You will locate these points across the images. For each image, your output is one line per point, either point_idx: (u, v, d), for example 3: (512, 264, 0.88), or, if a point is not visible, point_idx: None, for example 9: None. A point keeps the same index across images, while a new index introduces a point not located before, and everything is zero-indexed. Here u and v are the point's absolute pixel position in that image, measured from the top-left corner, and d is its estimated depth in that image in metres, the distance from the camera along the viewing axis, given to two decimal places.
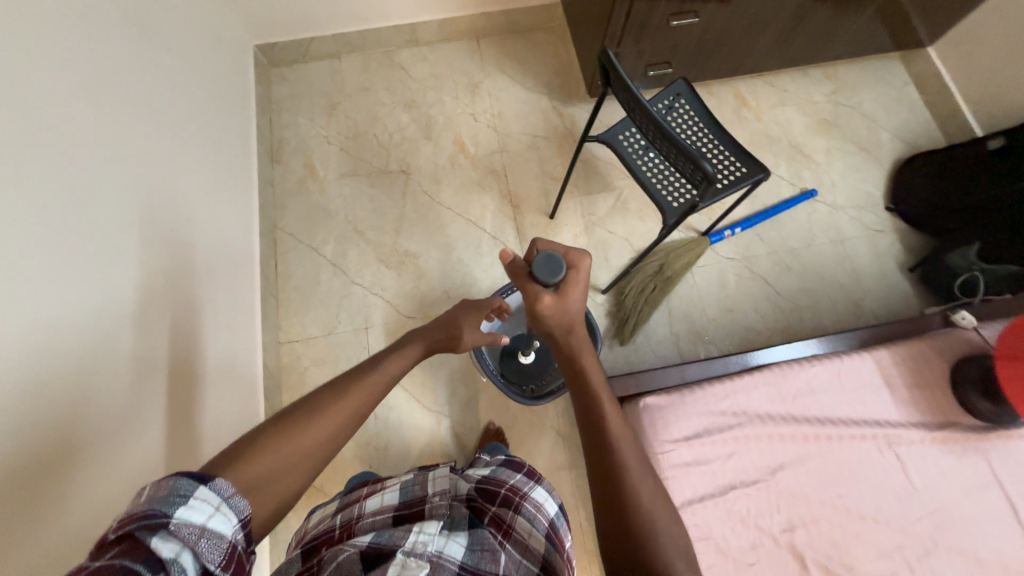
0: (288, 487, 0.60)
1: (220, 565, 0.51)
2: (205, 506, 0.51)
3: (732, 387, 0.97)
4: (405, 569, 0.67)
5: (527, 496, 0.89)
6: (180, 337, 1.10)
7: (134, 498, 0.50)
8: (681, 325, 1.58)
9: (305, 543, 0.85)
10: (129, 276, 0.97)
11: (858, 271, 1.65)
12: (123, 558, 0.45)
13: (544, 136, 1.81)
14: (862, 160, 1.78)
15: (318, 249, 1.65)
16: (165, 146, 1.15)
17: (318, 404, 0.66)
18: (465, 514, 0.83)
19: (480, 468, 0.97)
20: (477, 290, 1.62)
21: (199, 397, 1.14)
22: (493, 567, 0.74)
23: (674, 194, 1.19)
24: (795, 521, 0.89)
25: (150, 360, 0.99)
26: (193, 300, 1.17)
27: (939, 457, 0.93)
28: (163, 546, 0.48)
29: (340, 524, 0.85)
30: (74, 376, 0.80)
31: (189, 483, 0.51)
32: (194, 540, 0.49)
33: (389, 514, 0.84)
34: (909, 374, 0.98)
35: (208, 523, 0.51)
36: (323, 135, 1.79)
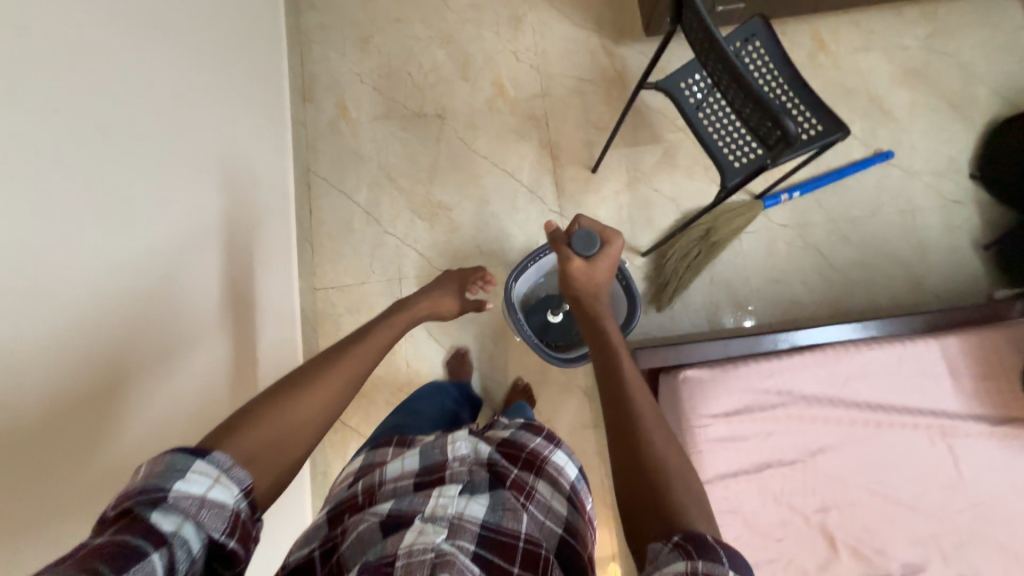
0: (295, 451, 0.63)
1: (225, 532, 0.53)
2: (203, 478, 0.53)
3: (779, 366, 0.92)
4: (423, 534, 0.71)
5: (548, 460, 0.90)
6: (221, 281, 1.11)
7: (128, 476, 0.51)
8: (722, 293, 1.51)
9: (329, 503, 0.89)
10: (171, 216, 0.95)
11: (925, 245, 1.52)
12: (123, 533, 0.47)
13: (590, 79, 1.66)
14: (951, 119, 1.57)
15: (350, 196, 1.62)
16: (195, 73, 1.08)
17: (313, 374, 0.70)
18: (485, 477, 0.85)
19: (500, 430, 0.98)
20: (510, 246, 1.57)
21: (242, 337, 1.17)
22: (515, 526, 0.76)
23: (737, 153, 1.09)
24: (830, 502, 0.88)
25: (192, 294, 0.99)
26: (231, 243, 1.17)
27: (995, 452, 0.88)
28: (164, 520, 0.49)
29: (361, 487, 0.88)
30: (133, 314, 0.81)
31: (184, 458, 0.53)
32: (194, 512, 0.51)
33: (410, 477, 0.86)
34: (977, 364, 0.91)
35: (207, 493, 0.52)
36: (356, 72, 1.69)
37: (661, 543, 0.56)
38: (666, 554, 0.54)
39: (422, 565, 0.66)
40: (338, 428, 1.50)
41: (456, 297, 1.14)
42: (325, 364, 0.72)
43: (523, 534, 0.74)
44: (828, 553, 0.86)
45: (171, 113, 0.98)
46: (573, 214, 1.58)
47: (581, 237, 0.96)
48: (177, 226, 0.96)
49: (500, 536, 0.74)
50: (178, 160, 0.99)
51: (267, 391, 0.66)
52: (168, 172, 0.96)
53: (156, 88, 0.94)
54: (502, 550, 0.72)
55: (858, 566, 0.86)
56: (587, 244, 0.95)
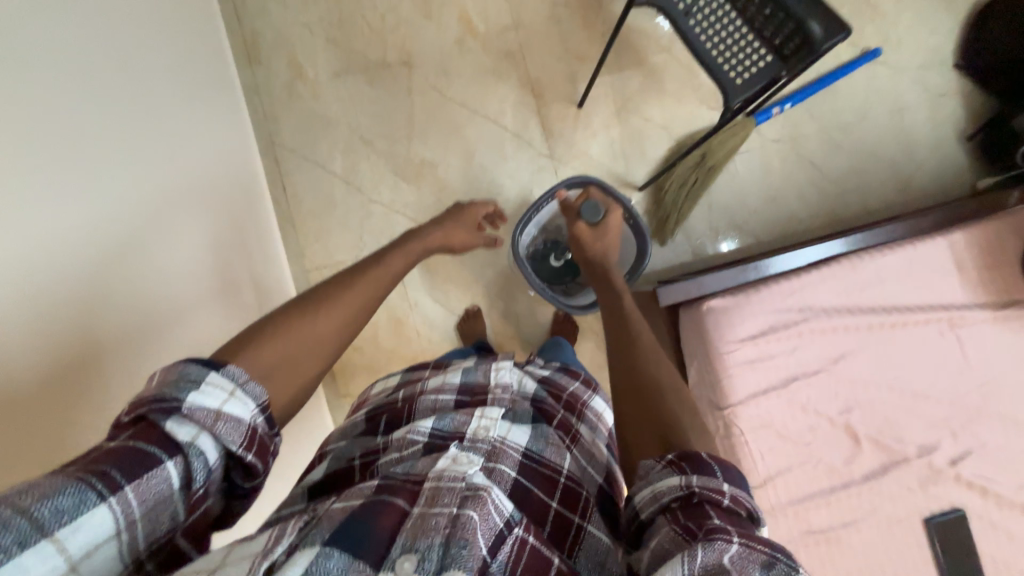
0: (307, 370, 0.66)
1: (242, 447, 0.53)
2: (218, 392, 0.53)
3: (800, 282, 0.94)
4: (457, 463, 0.66)
5: (587, 405, 0.95)
6: (193, 271, 1.03)
7: (145, 382, 0.52)
8: (721, 218, 1.51)
9: (371, 411, 0.90)
10: (122, 209, 0.85)
11: (914, 144, 1.52)
12: (136, 439, 0.49)
13: (565, 3, 1.52)
14: (937, 7, 1.52)
15: (325, 165, 1.50)
16: (129, 33, 0.96)
17: (321, 299, 0.71)
18: (528, 408, 0.85)
19: (538, 367, 1.01)
20: (504, 197, 1.51)
21: (227, 327, 1.11)
22: (558, 461, 0.77)
23: (739, 67, 1.03)
24: (852, 403, 0.93)
25: (162, 267, 0.93)
26: (199, 230, 1.07)
27: (999, 335, 0.94)
28: (179, 430, 0.50)
29: (404, 398, 0.89)
30: (95, 290, 0.76)
31: (198, 369, 0.53)
32: (209, 424, 0.51)
33: (452, 397, 0.87)
34: (984, 256, 0.95)
35: (222, 408, 0.53)
36: (303, 23, 1.50)
37: (654, 461, 0.59)
38: (657, 470, 0.58)
39: (452, 494, 0.59)
40: None
41: (467, 231, 1.08)
42: (338, 289, 0.72)
43: (565, 470, 0.75)
44: (852, 448, 0.93)
45: (99, 92, 0.85)
46: (565, 156, 1.51)
47: (590, 206, 1.12)
48: (131, 219, 0.87)
49: (542, 466, 0.75)
50: (118, 147, 0.87)
51: (282, 310, 0.68)
52: (110, 163, 0.85)
53: (83, 73, 0.82)
54: (545, 484, 0.72)
55: (879, 455, 0.93)
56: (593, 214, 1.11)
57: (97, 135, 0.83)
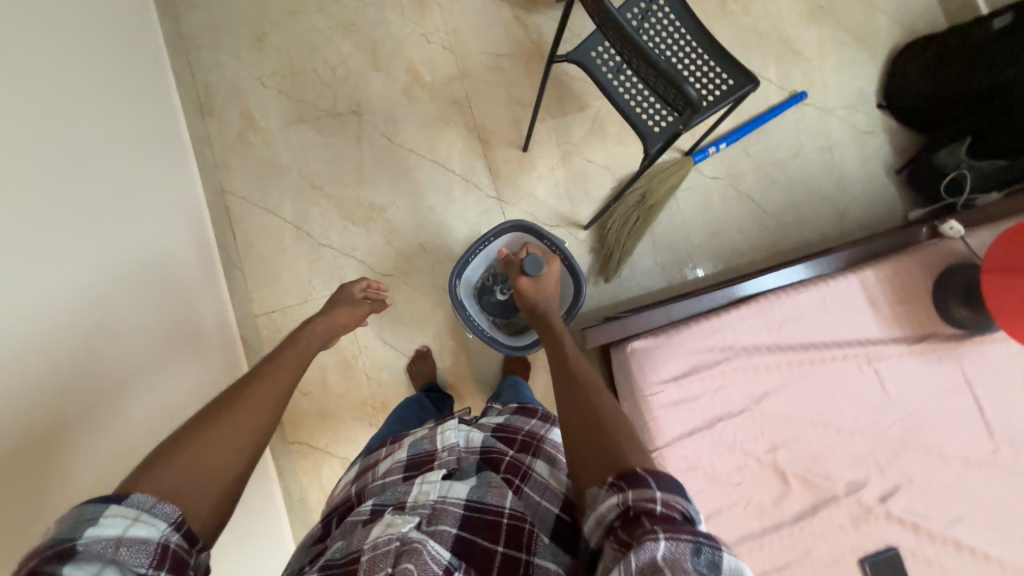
0: (225, 474, 0.59)
1: (151, 566, 0.50)
2: (119, 520, 0.50)
3: (719, 322, 0.96)
4: (392, 525, 0.65)
5: (544, 440, 0.88)
6: (141, 332, 1.04)
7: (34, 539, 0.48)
8: (665, 254, 1.54)
9: (328, 513, 0.84)
10: (64, 276, 0.87)
11: (846, 178, 1.59)
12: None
13: (508, 54, 1.60)
14: (856, 52, 1.62)
15: (275, 212, 1.52)
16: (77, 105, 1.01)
17: (226, 403, 0.66)
18: (474, 462, 0.80)
19: (494, 419, 0.98)
20: (453, 239, 1.54)
21: (174, 381, 1.10)
22: (501, 501, 0.71)
23: (654, 116, 1.08)
24: (777, 441, 0.94)
25: (123, 330, 0.98)
26: (144, 290, 1.09)
27: (915, 366, 0.97)
28: (77, 573, 0.46)
29: (356, 491, 0.84)
30: (60, 357, 0.80)
31: (94, 506, 0.49)
32: (112, 554, 0.49)
33: (399, 472, 0.81)
34: (894, 291, 0.99)
35: (126, 532, 0.50)
36: (256, 76, 1.56)
37: (599, 485, 0.57)
38: (602, 494, 0.55)
39: (387, 556, 0.61)
40: (308, 452, 1.46)
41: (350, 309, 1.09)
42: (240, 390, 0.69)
43: (507, 508, 0.70)
44: (781, 487, 0.93)
45: (43, 160, 0.88)
46: (512, 197, 1.55)
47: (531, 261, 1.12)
48: (77, 286, 0.89)
49: (483, 513, 0.69)
50: (59, 211, 0.89)
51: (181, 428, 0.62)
52: (52, 225, 0.86)
53: (32, 147, 0.86)
54: (489, 530, 0.67)
55: (808, 493, 0.93)
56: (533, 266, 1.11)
57: (42, 201, 0.86)
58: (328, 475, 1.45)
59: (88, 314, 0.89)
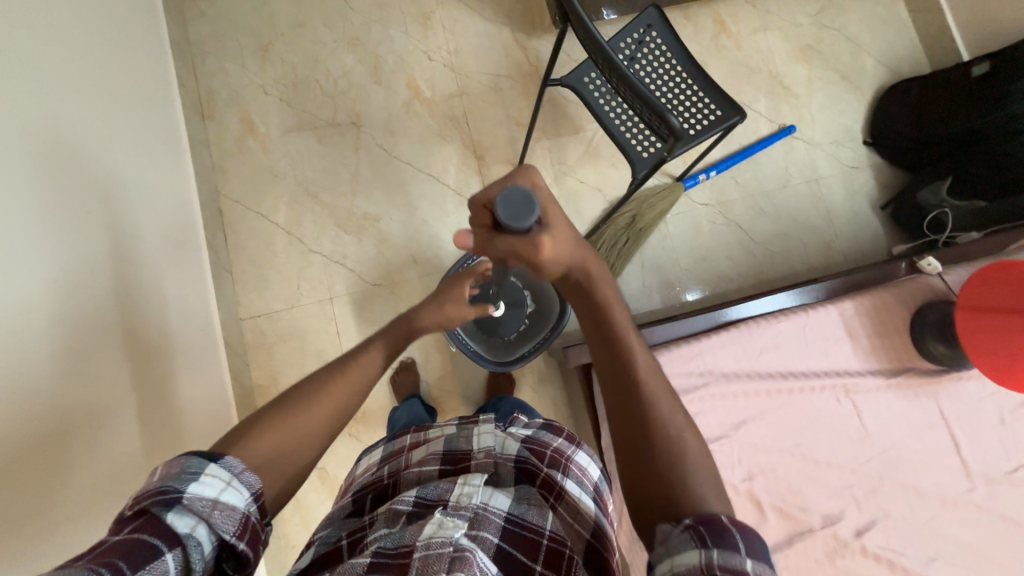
0: (296, 462, 0.57)
1: (235, 534, 0.51)
2: (215, 482, 0.51)
3: (698, 347, 0.97)
4: (443, 527, 0.61)
5: (571, 459, 0.79)
6: (126, 332, 1.02)
7: (148, 476, 0.51)
8: (654, 276, 1.56)
9: (355, 493, 0.80)
10: (51, 274, 0.87)
11: (831, 211, 1.62)
12: (140, 532, 0.47)
13: (507, 75, 1.64)
14: (844, 90, 1.68)
15: (268, 216, 1.53)
16: (78, 106, 1.03)
17: (316, 382, 0.61)
18: (512, 472, 0.77)
19: (519, 429, 0.85)
20: (444, 251, 1.55)
21: (157, 380, 1.09)
22: (541, 522, 0.69)
23: (643, 142, 1.11)
24: (754, 469, 0.93)
25: (115, 331, 0.99)
26: (135, 288, 1.08)
27: (893, 400, 0.98)
28: (178, 521, 0.48)
29: (388, 476, 0.80)
30: (44, 361, 0.81)
31: (198, 461, 0.51)
32: (206, 514, 0.50)
33: (435, 465, 0.78)
34: (872, 324, 1.00)
35: (220, 497, 0.51)
36: (259, 84, 1.59)
37: (671, 523, 0.52)
38: (680, 539, 0.51)
39: (441, 560, 0.56)
40: None
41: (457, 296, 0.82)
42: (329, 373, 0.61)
43: (547, 530, 0.67)
44: (757, 517, 0.92)
45: (36, 157, 0.89)
46: None
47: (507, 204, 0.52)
48: (63, 283, 0.89)
49: (524, 531, 0.67)
50: (50, 208, 0.90)
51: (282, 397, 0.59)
52: (44, 224, 0.88)
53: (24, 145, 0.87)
54: (527, 546, 0.65)
55: (784, 524, 0.92)
56: (520, 215, 0.52)
57: (29, 196, 0.86)
58: (304, 486, 1.42)
59: (69, 312, 0.89)
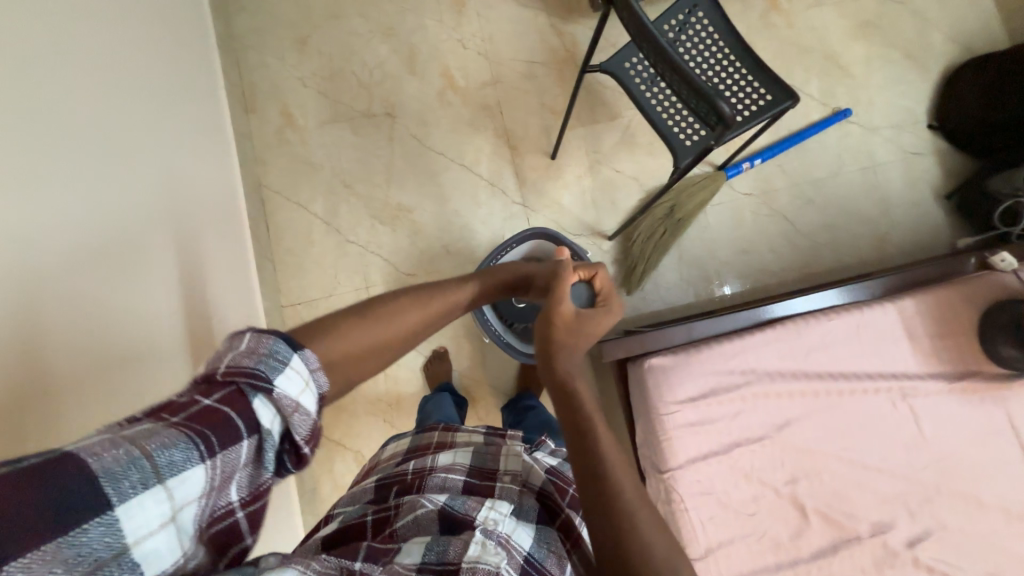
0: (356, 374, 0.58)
1: (303, 439, 0.48)
2: (297, 377, 0.49)
3: (741, 345, 0.94)
4: (487, 552, 0.61)
5: None
6: (187, 314, 1.05)
7: (232, 345, 0.48)
8: (692, 269, 1.51)
9: (380, 478, 0.82)
10: (141, 263, 0.94)
11: (887, 201, 1.52)
12: (225, 405, 0.44)
13: (542, 62, 1.60)
14: (906, 70, 1.55)
15: (307, 207, 1.57)
16: (147, 104, 1.09)
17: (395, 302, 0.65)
18: (534, 503, 0.77)
19: (546, 454, 0.86)
20: (476, 243, 1.55)
21: None
22: (557, 573, 0.70)
23: (687, 130, 1.07)
24: (799, 473, 0.90)
25: (190, 313, 1.06)
26: (199, 273, 1.14)
27: (955, 406, 0.91)
28: (261, 409, 0.46)
29: (413, 472, 0.80)
30: (135, 343, 0.88)
31: (285, 349, 0.49)
32: (288, 411, 0.47)
33: (461, 475, 0.79)
34: (933, 323, 0.94)
35: (300, 397, 0.48)
36: (298, 76, 1.62)
37: None
38: None
39: None
40: (322, 444, 1.48)
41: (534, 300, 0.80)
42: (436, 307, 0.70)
43: None
44: (800, 521, 0.89)
45: (112, 152, 0.94)
46: (537, 204, 1.55)
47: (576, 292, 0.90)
48: (151, 271, 0.97)
49: None
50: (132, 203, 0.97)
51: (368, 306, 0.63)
52: (131, 218, 0.95)
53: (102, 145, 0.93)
54: None
55: (829, 531, 0.88)
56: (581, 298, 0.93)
57: (114, 190, 0.92)
58: (340, 467, 1.47)
59: (140, 292, 0.92)
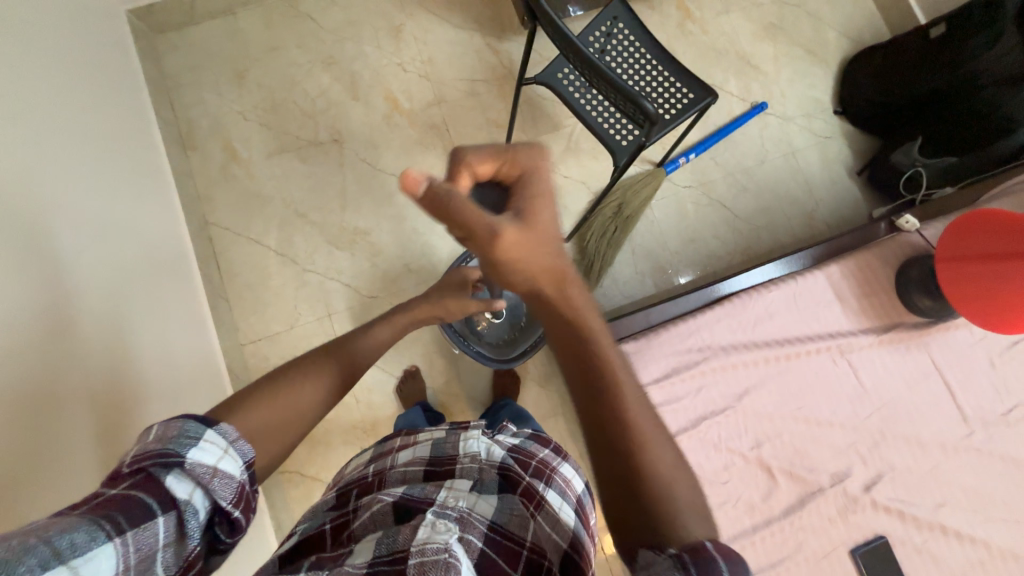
0: (285, 436, 0.65)
1: (231, 502, 0.56)
2: (213, 449, 0.56)
3: (695, 324, 1.00)
4: (437, 532, 0.58)
5: (557, 470, 0.81)
6: (81, 364, 0.94)
7: (143, 438, 0.54)
8: (646, 262, 1.59)
9: (342, 486, 0.81)
10: (24, 310, 0.85)
11: (810, 182, 1.66)
12: (137, 490, 0.50)
13: (482, 79, 1.67)
14: (810, 64, 1.72)
15: (259, 240, 1.54)
16: (40, 142, 1.02)
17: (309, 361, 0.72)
18: (495, 478, 0.77)
19: (507, 437, 0.88)
20: (438, 258, 1.56)
21: (142, 412, 1.06)
22: (522, 532, 0.68)
23: (622, 131, 1.14)
24: (761, 437, 0.96)
25: (86, 362, 0.96)
26: (106, 317, 1.04)
27: (886, 356, 1.01)
28: (177, 485, 0.52)
29: (374, 473, 0.81)
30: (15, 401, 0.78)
31: (196, 426, 0.55)
32: (205, 480, 0.54)
33: (421, 466, 0.81)
34: (859, 284, 1.04)
35: (218, 464, 0.55)
36: (237, 110, 1.60)
37: (657, 552, 0.51)
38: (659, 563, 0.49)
39: (437, 567, 0.53)
40: (298, 481, 1.43)
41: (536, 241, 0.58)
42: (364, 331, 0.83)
43: (528, 541, 0.66)
44: (768, 483, 0.94)
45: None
46: None
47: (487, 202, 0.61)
48: (36, 322, 0.87)
49: (504, 540, 0.66)
50: (20, 248, 0.89)
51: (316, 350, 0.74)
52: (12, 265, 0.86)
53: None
54: (507, 554, 0.64)
55: (795, 487, 0.94)
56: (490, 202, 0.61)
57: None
58: None
59: (36, 354, 0.85)
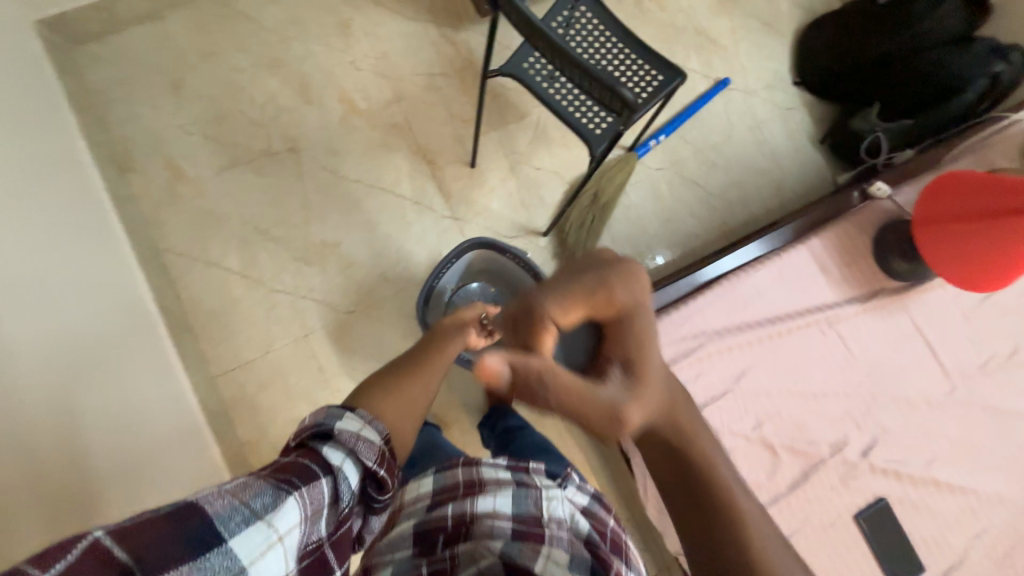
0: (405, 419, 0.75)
1: (375, 462, 0.66)
2: (355, 422, 0.67)
3: (687, 311, 0.99)
4: None
5: (627, 544, 0.80)
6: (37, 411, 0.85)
7: (303, 422, 0.67)
8: (627, 248, 1.57)
9: (417, 526, 0.74)
10: None
11: (778, 153, 1.69)
12: (301, 458, 0.61)
13: (441, 72, 1.59)
14: (767, 36, 1.73)
15: (220, 263, 1.43)
16: None
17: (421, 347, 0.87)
18: (586, 553, 0.71)
19: (575, 492, 0.83)
20: (415, 264, 1.50)
21: (114, 459, 0.96)
22: None
23: (593, 119, 1.11)
24: (762, 416, 0.96)
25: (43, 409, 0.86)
26: (55, 360, 0.94)
27: (871, 323, 1.03)
28: (331, 453, 0.63)
29: (453, 519, 0.74)
30: None
31: (336, 411, 0.67)
32: (351, 445, 0.64)
33: (507, 522, 0.72)
34: (840, 255, 1.05)
35: (361, 431, 0.66)
36: (177, 124, 1.47)
37: None
38: None
39: None
40: None
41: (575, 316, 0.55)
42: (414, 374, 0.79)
43: None
44: (773, 460, 0.95)
45: None
46: (468, 214, 1.54)
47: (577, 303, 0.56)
48: None
49: None
50: None
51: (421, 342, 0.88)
52: None
53: None
54: None
55: (797, 461, 0.96)
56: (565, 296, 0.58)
57: None
58: None
59: None
